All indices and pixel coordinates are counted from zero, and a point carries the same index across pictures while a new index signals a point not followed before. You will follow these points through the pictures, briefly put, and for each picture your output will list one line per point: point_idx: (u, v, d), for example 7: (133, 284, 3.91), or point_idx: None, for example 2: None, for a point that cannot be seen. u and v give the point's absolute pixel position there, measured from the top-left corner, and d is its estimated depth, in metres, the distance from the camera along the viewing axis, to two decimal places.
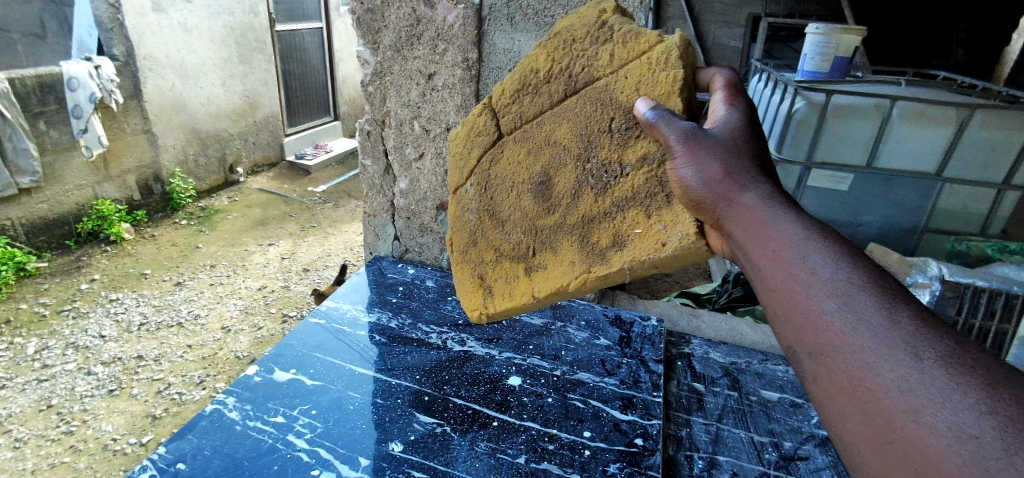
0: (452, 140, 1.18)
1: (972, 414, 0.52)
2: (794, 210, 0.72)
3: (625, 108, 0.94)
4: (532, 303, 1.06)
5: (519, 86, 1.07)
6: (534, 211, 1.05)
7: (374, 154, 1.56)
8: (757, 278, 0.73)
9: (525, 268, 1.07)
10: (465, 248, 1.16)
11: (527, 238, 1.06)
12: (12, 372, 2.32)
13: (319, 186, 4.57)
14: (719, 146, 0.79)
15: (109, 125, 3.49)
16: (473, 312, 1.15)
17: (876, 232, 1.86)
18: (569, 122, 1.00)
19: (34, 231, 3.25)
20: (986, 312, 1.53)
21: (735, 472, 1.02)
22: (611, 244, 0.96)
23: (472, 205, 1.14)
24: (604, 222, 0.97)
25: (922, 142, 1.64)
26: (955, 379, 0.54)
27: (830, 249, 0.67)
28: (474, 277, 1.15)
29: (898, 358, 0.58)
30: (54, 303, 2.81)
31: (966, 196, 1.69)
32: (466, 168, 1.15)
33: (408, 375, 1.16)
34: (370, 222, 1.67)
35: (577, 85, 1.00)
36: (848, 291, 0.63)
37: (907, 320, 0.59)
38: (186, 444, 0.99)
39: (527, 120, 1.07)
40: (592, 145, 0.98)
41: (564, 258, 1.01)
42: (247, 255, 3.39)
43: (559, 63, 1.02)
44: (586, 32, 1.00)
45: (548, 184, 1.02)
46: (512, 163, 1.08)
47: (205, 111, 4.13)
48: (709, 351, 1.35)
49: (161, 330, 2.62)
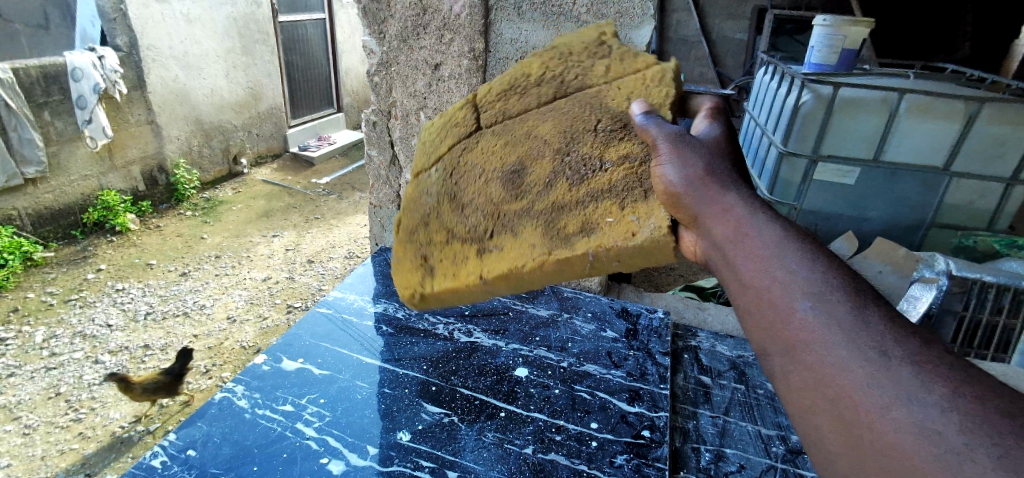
0: (426, 129, 1.15)
1: (937, 410, 0.50)
2: (771, 211, 0.71)
3: (613, 113, 0.96)
4: (478, 286, 1.02)
5: (510, 85, 1.06)
6: (502, 196, 1.02)
7: (380, 144, 1.56)
8: (731, 277, 0.70)
9: (479, 250, 1.03)
10: (416, 228, 1.12)
11: (487, 221, 1.03)
12: (21, 360, 2.34)
13: (323, 177, 4.57)
14: (702, 148, 0.80)
15: (113, 116, 3.49)
16: (408, 293, 1.11)
17: (881, 226, 1.86)
18: (555, 119, 1.00)
19: (41, 221, 3.26)
20: (993, 309, 1.58)
21: (742, 465, 1.02)
22: (578, 230, 0.94)
23: (432, 189, 1.09)
24: (575, 210, 0.96)
25: (927, 136, 1.64)
26: (923, 377, 0.52)
27: (806, 249, 0.65)
28: (417, 259, 1.11)
29: (867, 355, 0.55)
30: (61, 293, 2.83)
31: (971, 191, 1.69)
32: (435, 154, 1.11)
33: (414, 365, 1.16)
34: (376, 213, 1.67)
35: (569, 89, 1.01)
36: (822, 288, 0.61)
37: (879, 321, 0.57)
38: (196, 432, 1.00)
39: (510, 115, 1.05)
40: (575, 141, 0.98)
41: (525, 241, 0.98)
42: (252, 246, 3.41)
43: (553, 70, 1.03)
44: (585, 49, 1.03)
45: (521, 173, 1.01)
46: (485, 151, 1.05)
47: (209, 102, 4.14)
48: (715, 344, 1.36)
49: (167, 319, 2.64)
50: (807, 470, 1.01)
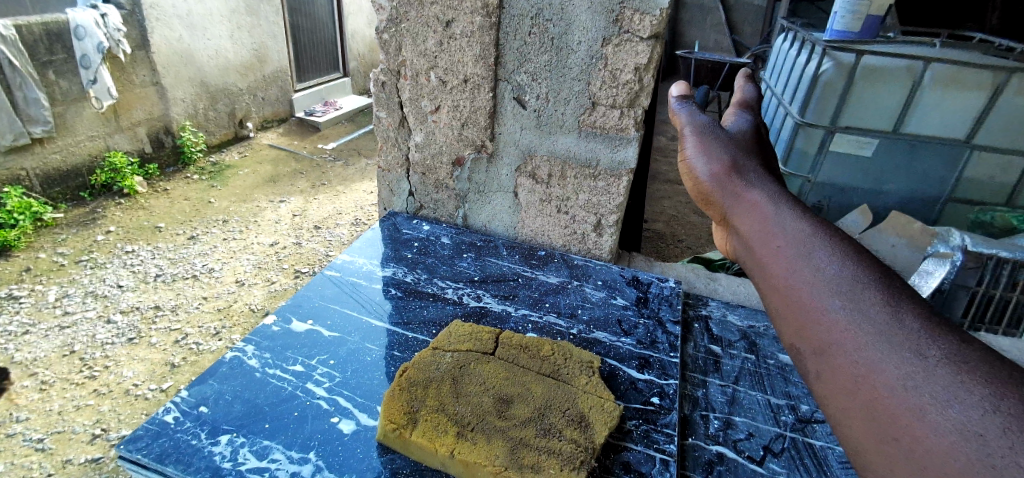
0: (458, 327, 1.11)
1: (977, 411, 0.45)
2: (797, 208, 0.66)
3: (579, 414, 0.93)
4: (443, 458, 0.86)
5: (522, 343, 1.07)
6: (489, 407, 0.93)
7: (389, 106, 1.46)
8: (756, 274, 0.65)
9: (456, 431, 0.89)
10: (413, 381, 0.97)
11: (469, 416, 0.91)
12: (35, 318, 2.37)
13: (330, 143, 4.54)
14: (727, 145, 0.82)
15: (118, 76, 3.45)
16: (390, 425, 0.89)
17: (897, 199, 2.21)
18: (547, 389, 0.97)
19: (50, 182, 3.27)
20: (1008, 284, 1.74)
21: (751, 433, 1.02)
22: (530, 463, 0.85)
23: (440, 365, 1.00)
24: (537, 447, 0.87)
25: (954, 105, 1.94)
26: (961, 376, 0.47)
27: (835, 246, 0.59)
28: (404, 408, 0.92)
29: (901, 356, 0.50)
30: (72, 253, 2.84)
31: (996, 166, 2.01)
32: (456, 344, 1.05)
33: (424, 330, 1.16)
34: (384, 177, 1.59)
35: (561, 375, 1.01)
36: (853, 287, 0.56)
37: (913, 320, 0.52)
38: (207, 389, 1.00)
39: (517, 362, 1.03)
40: (547, 413, 0.93)
41: (490, 447, 0.87)
42: (259, 212, 3.40)
43: (555, 354, 1.05)
44: (583, 357, 1.06)
45: (509, 403, 0.94)
46: (490, 374, 0.99)
47: (214, 65, 4.07)
48: (727, 314, 1.35)
49: (177, 281, 2.66)
50: (817, 439, 1.02)
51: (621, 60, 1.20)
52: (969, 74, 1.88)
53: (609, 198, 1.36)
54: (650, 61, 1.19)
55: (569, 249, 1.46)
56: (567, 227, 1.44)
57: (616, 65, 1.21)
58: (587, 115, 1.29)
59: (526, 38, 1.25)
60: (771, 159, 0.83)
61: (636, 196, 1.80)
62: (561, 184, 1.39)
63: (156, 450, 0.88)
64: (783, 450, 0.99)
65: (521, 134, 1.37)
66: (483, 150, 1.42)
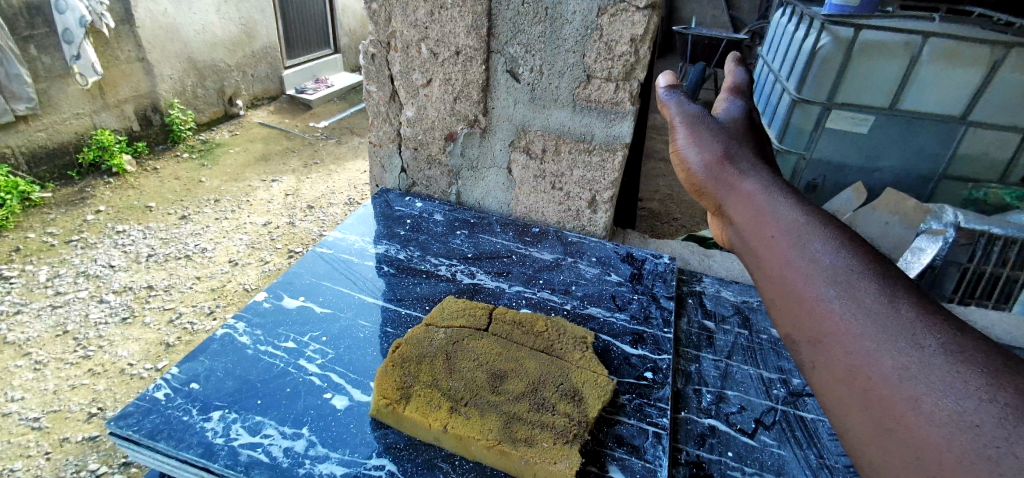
0: (451, 304, 1.10)
1: (974, 401, 0.44)
2: (792, 196, 0.65)
3: (573, 389, 0.93)
4: (437, 433, 0.86)
5: (515, 318, 1.07)
6: (482, 383, 0.93)
7: (379, 79, 1.43)
8: (752, 264, 0.64)
9: (450, 406, 0.89)
10: (407, 357, 0.96)
11: (462, 391, 0.91)
12: (26, 298, 2.35)
13: (322, 121, 4.48)
14: (718, 133, 0.80)
15: (102, 51, 3.37)
16: (383, 400, 0.89)
17: (891, 176, 2.21)
18: (539, 365, 0.97)
19: (36, 161, 3.22)
20: (999, 261, 1.77)
21: (743, 406, 1.03)
22: (524, 437, 0.85)
23: (433, 341, 1.00)
24: (530, 422, 0.87)
25: (951, 80, 1.92)
26: (957, 366, 0.46)
27: (830, 235, 0.59)
28: (399, 383, 0.92)
29: (897, 346, 0.49)
30: (61, 233, 2.81)
31: (990, 143, 2.01)
32: (448, 321, 1.05)
33: (417, 306, 1.16)
34: (376, 153, 1.56)
35: (554, 351, 1.01)
36: (848, 277, 0.55)
37: (908, 308, 0.51)
38: (198, 366, 0.99)
39: (510, 338, 1.03)
40: (540, 388, 0.93)
41: (482, 421, 0.87)
42: (251, 191, 3.36)
43: (548, 330, 1.05)
44: (575, 334, 1.05)
45: (502, 378, 0.94)
46: (483, 351, 0.99)
47: (201, 40, 3.97)
48: (720, 290, 1.35)
49: (169, 261, 2.64)
50: (808, 412, 1.03)
51: (616, 31, 1.17)
52: (966, 49, 1.87)
53: (604, 174, 1.35)
54: (646, 33, 1.17)
55: (564, 225, 1.45)
56: (562, 203, 1.43)
57: (611, 36, 1.18)
58: (582, 88, 1.27)
59: (520, 8, 1.22)
60: (765, 146, 0.82)
61: (631, 172, 1.79)
62: (556, 159, 1.38)
63: (146, 426, 0.88)
64: (774, 422, 1.00)
65: (515, 108, 1.35)
66: (476, 125, 1.40)
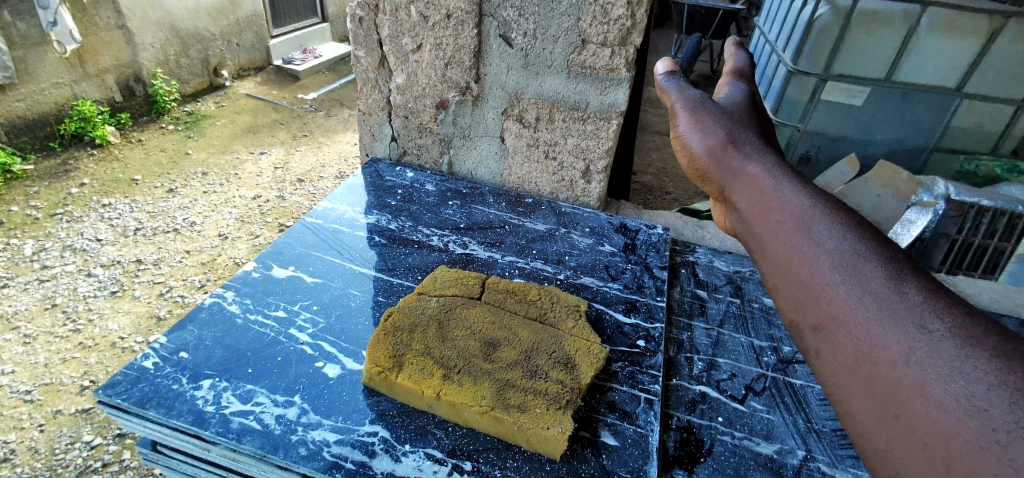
0: (444, 274, 1.09)
1: (983, 386, 0.43)
2: (796, 180, 0.65)
3: (566, 356, 0.93)
4: (430, 400, 0.86)
5: (509, 288, 1.07)
6: (476, 352, 0.93)
7: (368, 44, 1.39)
8: (756, 248, 0.63)
9: (443, 373, 0.89)
10: (399, 326, 0.96)
11: (456, 359, 0.91)
12: (12, 272, 2.31)
13: (310, 93, 4.39)
14: (720, 118, 0.79)
15: (80, 18, 3.26)
16: (376, 368, 0.88)
17: (885, 149, 2.21)
18: (533, 334, 0.97)
19: (16, 131, 3.14)
20: (988, 232, 1.79)
21: (734, 373, 1.04)
22: (517, 403, 0.85)
23: (425, 308, 1.00)
24: (523, 389, 0.87)
25: (949, 51, 1.91)
26: (966, 351, 0.45)
27: (835, 220, 0.58)
28: (391, 350, 0.92)
29: (904, 331, 0.48)
30: (46, 206, 2.75)
31: (983, 115, 2.01)
32: (441, 291, 1.04)
33: (410, 276, 1.15)
34: (366, 121, 1.53)
35: (547, 319, 1.01)
36: (855, 262, 0.54)
37: (915, 293, 0.50)
38: (187, 335, 0.98)
39: (503, 308, 1.02)
40: (533, 356, 0.93)
41: (478, 390, 0.86)
42: (239, 164, 3.30)
43: (540, 298, 1.05)
44: (568, 303, 1.05)
45: (495, 346, 0.94)
46: (477, 321, 0.98)
47: (183, 6, 3.84)
48: (713, 260, 1.35)
49: (157, 235, 2.60)
50: (797, 379, 1.04)
51: None
52: (966, 19, 1.84)
53: (598, 143, 1.34)
54: None
55: (558, 196, 1.44)
56: (556, 173, 1.41)
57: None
58: (577, 54, 1.24)
59: None
60: (768, 130, 0.81)
61: (625, 143, 1.77)
62: (549, 128, 1.35)
63: (136, 394, 0.87)
64: (764, 389, 1.01)
65: (508, 75, 1.32)
66: (468, 93, 1.37)
